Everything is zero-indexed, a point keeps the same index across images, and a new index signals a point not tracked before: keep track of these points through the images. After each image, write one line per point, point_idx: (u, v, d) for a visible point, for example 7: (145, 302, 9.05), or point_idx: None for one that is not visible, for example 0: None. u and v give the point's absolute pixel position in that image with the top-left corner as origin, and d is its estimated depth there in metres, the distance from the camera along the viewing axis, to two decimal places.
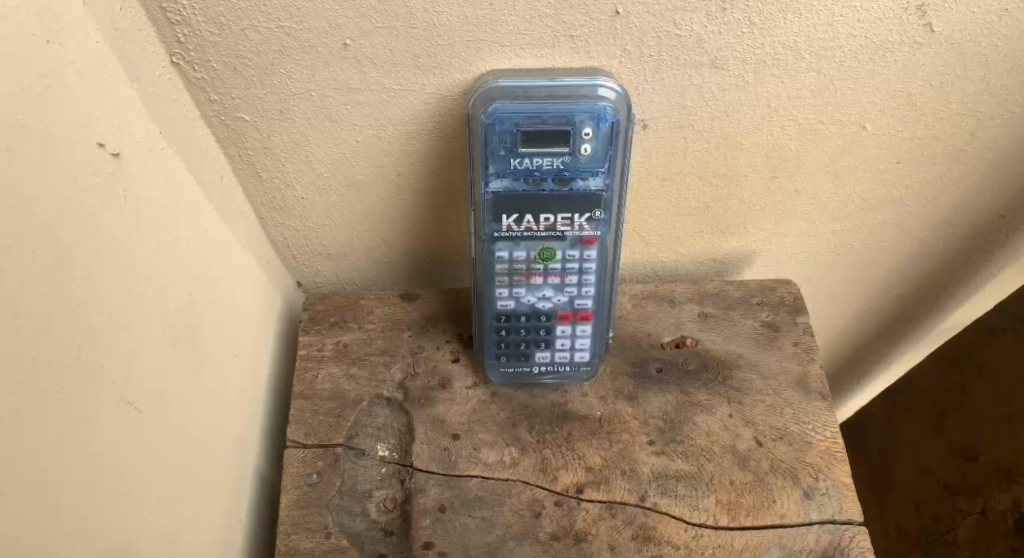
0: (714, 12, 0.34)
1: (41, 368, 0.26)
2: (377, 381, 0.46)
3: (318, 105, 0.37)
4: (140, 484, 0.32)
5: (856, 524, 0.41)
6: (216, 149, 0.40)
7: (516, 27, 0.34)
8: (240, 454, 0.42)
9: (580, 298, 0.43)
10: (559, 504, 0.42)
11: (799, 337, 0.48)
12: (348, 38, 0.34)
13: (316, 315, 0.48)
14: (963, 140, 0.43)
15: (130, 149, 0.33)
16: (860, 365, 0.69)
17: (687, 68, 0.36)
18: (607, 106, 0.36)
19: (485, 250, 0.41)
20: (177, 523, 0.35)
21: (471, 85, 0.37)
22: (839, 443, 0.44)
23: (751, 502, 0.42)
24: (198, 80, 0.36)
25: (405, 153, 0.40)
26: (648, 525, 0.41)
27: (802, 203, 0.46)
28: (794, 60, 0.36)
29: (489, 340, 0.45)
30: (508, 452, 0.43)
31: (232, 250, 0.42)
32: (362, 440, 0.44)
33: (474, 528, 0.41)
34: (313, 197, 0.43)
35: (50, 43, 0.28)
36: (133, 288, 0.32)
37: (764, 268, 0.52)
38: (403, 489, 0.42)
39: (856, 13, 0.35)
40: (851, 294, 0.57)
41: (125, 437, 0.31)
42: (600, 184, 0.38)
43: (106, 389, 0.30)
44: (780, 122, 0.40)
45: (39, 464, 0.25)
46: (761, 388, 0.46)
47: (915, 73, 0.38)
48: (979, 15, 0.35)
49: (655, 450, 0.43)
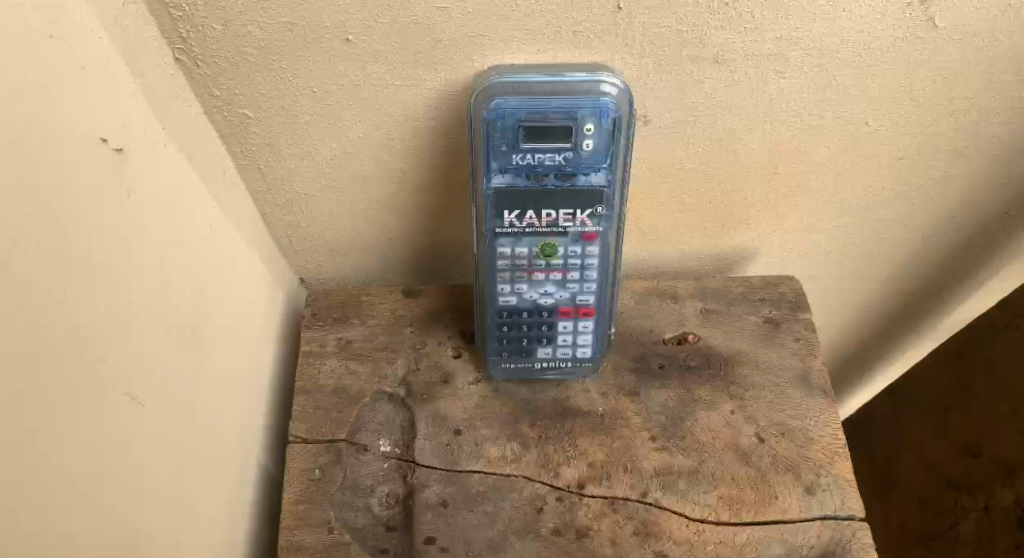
0: (716, 7, 0.34)
1: (44, 364, 0.26)
2: (379, 377, 0.46)
3: (321, 101, 0.38)
4: (142, 479, 0.32)
5: (858, 519, 0.41)
6: (220, 145, 0.40)
7: (518, 23, 0.34)
8: (242, 450, 0.42)
9: (582, 294, 0.43)
10: (561, 500, 0.42)
11: (802, 333, 0.48)
12: (350, 34, 0.34)
13: (319, 311, 0.48)
14: (966, 136, 0.42)
15: (133, 145, 0.33)
16: (863, 362, 0.69)
17: (690, 64, 0.36)
18: (609, 101, 0.36)
19: (487, 246, 0.41)
20: (179, 519, 0.35)
21: (474, 80, 0.37)
22: (841, 439, 0.44)
23: (753, 498, 0.42)
24: (202, 76, 0.36)
25: (408, 148, 0.40)
26: (650, 521, 0.41)
27: (804, 199, 0.46)
28: (797, 55, 0.36)
29: (491, 336, 0.45)
30: (510, 448, 0.43)
31: (234, 246, 0.42)
32: (365, 435, 0.44)
33: (476, 524, 0.41)
34: (316, 193, 0.43)
35: (53, 39, 0.28)
36: (136, 284, 0.32)
37: (766, 264, 0.52)
38: (406, 484, 0.42)
39: (858, 8, 0.34)
40: (852, 291, 0.57)
41: (125, 433, 0.31)
42: (601, 180, 0.38)
43: (107, 384, 0.30)
44: (782, 118, 0.40)
45: (39, 460, 0.25)
46: (764, 384, 0.46)
47: (917, 69, 0.38)
48: (982, 10, 0.35)
49: (657, 446, 0.43)
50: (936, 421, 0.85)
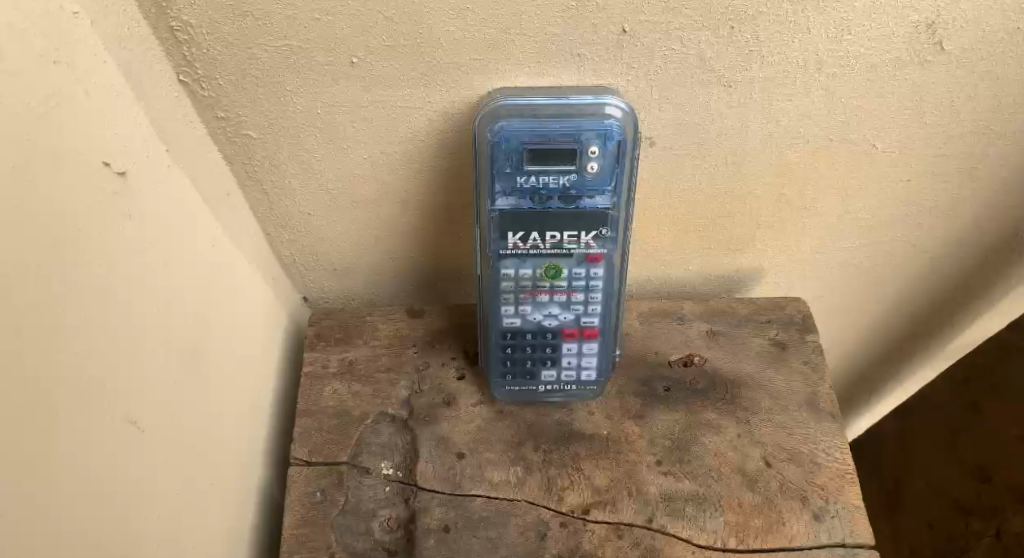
0: (721, 30, 0.34)
1: (42, 385, 0.26)
2: (382, 398, 0.45)
3: (324, 123, 0.37)
4: (142, 503, 0.31)
5: (867, 548, 0.41)
6: (224, 167, 0.40)
7: (522, 46, 0.34)
8: (243, 474, 0.42)
9: (586, 316, 0.43)
10: (565, 525, 0.41)
11: (810, 356, 0.48)
12: (355, 57, 0.34)
13: (321, 331, 0.48)
14: (975, 157, 0.42)
15: (136, 166, 0.33)
16: (871, 384, 0.68)
17: (695, 86, 0.36)
18: (614, 124, 0.36)
19: (491, 268, 0.41)
20: (180, 545, 0.34)
21: (479, 103, 0.37)
22: (850, 464, 0.43)
23: (760, 524, 0.41)
24: (206, 98, 0.36)
25: (411, 170, 0.40)
26: (655, 547, 0.40)
27: (811, 221, 0.46)
28: (803, 78, 0.36)
29: (496, 358, 0.44)
30: (514, 471, 0.43)
31: (237, 266, 0.42)
32: (367, 458, 0.43)
33: (479, 549, 0.40)
34: (320, 213, 0.43)
35: (57, 64, 0.28)
36: (138, 307, 0.32)
37: (772, 285, 0.52)
38: (408, 508, 0.42)
39: (864, 30, 0.34)
40: (859, 313, 0.56)
41: (126, 458, 0.30)
42: (606, 202, 0.38)
43: (108, 406, 0.29)
44: (788, 141, 0.40)
45: (37, 480, 0.25)
46: (771, 407, 0.45)
47: (925, 91, 0.38)
48: (989, 33, 0.35)
49: (663, 470, 0.43)
50: (946, 443, 0.81)
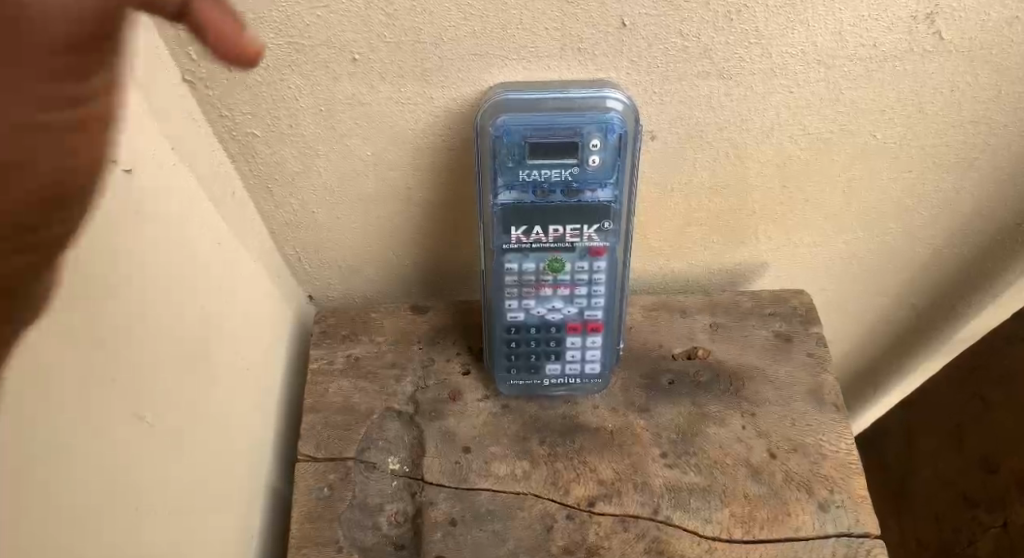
0: (721, 23, 0.34)
1: (49, 383, 0.26)
2: (387, 394, 0.46)
3: (327, 120, 0.38)
4: (150, 498, 0.32)
5: (873, 538, 0.41)
6: (228, 164, 0.40)
7: (523, 40, 0.34)
8: (251, 466, 0.42)
9: (590, 309, 0.43)
10: (570, 518, 0.41)
11: (812, 348, 0.48)
12: (357, 54, 0.35)
13: (327, 328, 0.48)
14: (977, 147, 0.42)
15: (143, 165, 0.32)
16: (875, 376, 0.68)
17: (696, 79, 0.36)
18: (615, 116, 0.36)
19: (494, 262, 0.41)
20: (188, 539, 0.34)
21: (481, 98, 0.37)
22: (855, 455, 0.43)
23: (765, 515, 0.41)
24: (211, 96, 0.37)
25: (414, 167, 0.41)
26: (660, 539, 0.40)
27: (813, 213, 0.46)
28: (804, 70, 0.36)
29: (500, 352, 0.45)
30: (520, 465, 0.43)
31: (243, 264, 0.42)
32: (373, 453, 0.44)
33: (486, 543, 0.40)
34: (324, 211, 0.43)
35: None
36: (147, 303, 0.32)
37: (775, 279, 0.52)
38: (414, 503, 0.42)
39: (862, 22, 0.35)
40: (864, 305, 0.56)
41: (135, 452, 0.31)
42: (609, 195, 0.38)
43: (117, 401, 0.30)
44: (788, 132, 0.40)
45: (42, 473, 0.25)
46: (775, 400, 0.45)
47: (924, 81, 0.38)
48: (988, 23, 0.35)
49: (667, 463, 0.43)
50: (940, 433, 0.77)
